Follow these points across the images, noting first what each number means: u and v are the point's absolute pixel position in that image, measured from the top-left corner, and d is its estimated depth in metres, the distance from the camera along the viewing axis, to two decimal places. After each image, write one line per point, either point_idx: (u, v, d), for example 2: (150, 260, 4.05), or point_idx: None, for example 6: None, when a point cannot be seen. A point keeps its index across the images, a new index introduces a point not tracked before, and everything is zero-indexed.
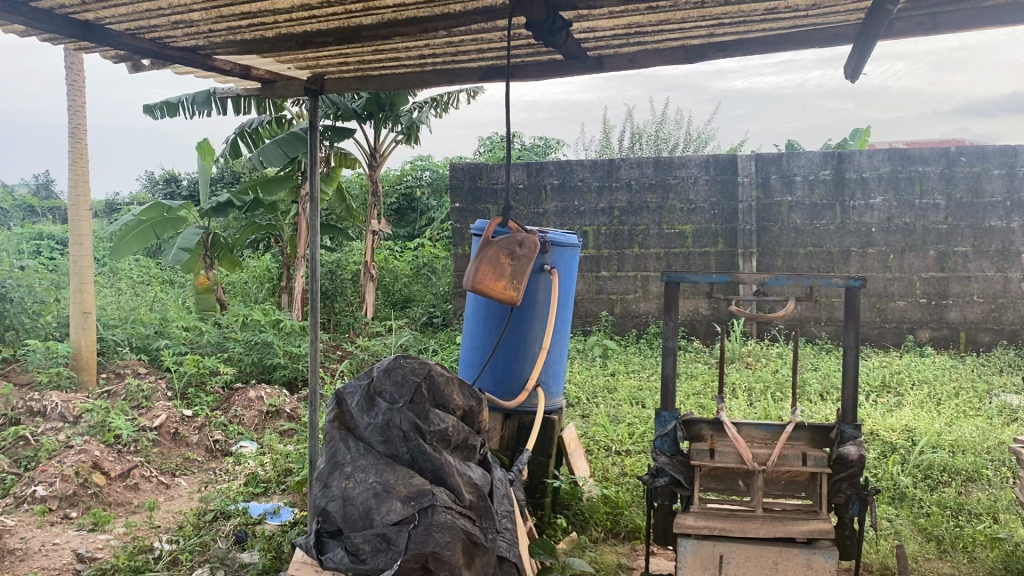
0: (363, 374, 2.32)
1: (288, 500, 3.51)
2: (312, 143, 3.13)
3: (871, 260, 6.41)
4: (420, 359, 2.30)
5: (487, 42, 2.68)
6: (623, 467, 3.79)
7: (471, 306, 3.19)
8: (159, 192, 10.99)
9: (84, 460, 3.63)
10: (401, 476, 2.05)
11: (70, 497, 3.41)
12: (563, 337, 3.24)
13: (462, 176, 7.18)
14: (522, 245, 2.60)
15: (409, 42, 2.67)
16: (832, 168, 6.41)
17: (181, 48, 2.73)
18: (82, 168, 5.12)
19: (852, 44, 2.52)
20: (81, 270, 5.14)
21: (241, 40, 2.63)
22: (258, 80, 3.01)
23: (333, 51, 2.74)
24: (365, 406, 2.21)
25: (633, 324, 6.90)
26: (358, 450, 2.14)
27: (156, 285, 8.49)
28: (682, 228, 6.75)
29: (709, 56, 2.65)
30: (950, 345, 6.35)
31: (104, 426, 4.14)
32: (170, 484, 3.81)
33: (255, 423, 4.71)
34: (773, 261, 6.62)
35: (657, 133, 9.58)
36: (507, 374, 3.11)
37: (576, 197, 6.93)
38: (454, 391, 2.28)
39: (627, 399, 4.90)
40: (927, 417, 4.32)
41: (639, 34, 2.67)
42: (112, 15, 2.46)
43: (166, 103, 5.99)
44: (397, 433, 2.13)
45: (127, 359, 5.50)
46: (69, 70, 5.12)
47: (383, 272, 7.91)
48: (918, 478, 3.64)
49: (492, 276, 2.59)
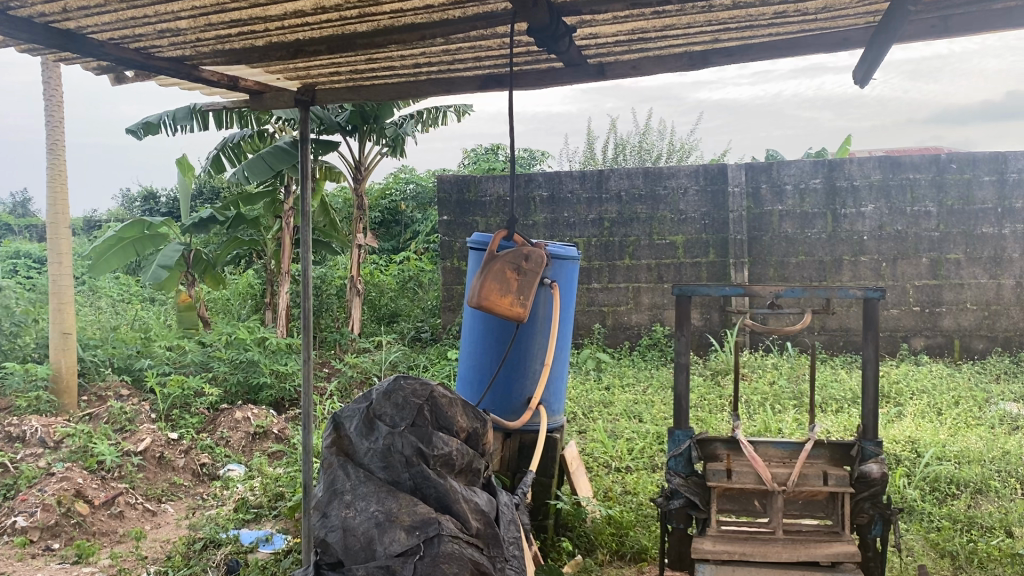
0: (362, 397, 2.22)
1: (280, 526, 3.38)
2: (304, 156, 3.02)
3: (865, 268, 6.36)
4: (421, 380, 2.20)
5: (487, 49, 2.58)
6: (626, 485, 3.68)
7: (470, 324, 3.08)
8: (138, 209, 10.85)
9: (67, 487, 3.47)
10: (404, 504, 1.95)
11: (51, 528, 3.26)
12: (565, 353, 3.14)
13: (449, 190, 7.08)
14: (529, 259, 2.50)
15: (405, 50, 2.58)
16: (823, 177, 6.36)
17: (168, 59, 2.59)
18: (61, 184, 5.00)
19: (864, 49, 2.47)
20: (61, 290, 5.01)
21: (228, 50, 2.52)
22: (246, 91, 2.89)
23: (326, 60, 2.65)
24: (364, 431, 2.10)
25: (625, 336, 6.82)
26: (358, 477, 2.03)
27: (137, 303, 8.35)
28: (673, 239, 6.68)
29: (715, 61, 2.56)
30: (945, 353, 6.30)
31: (86, 451, 4.02)
32: (156, 511, 3.66)
33: (242, 446, 4.56)
34: (765, 270, 6.56)
35: (641, 144, 9.54)
36: (509, 392, 3.01)
37: (566, 208, 6.86)
38: (457, 413, 2.18)
39: (624, 414, 4.81)
40: (930, 427, 4.26)
41: (643, 40, 2.59)
42: (95, 24, 2.33)
43: (147, 122, 5.86)
44: (399, 459, 2.03)
45: (108, 381, 5.36)
46: (46, 85, 5.00)
47: (369, 287, 7.78)
48: (926, 490, 3.56)
49: (497, 293, 2.48)
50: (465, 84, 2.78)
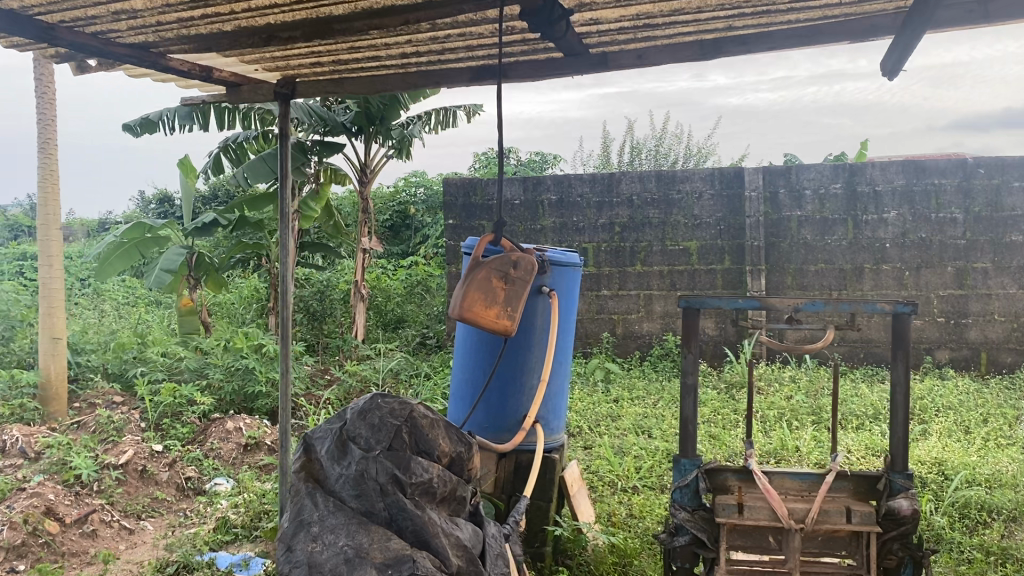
0: (336, 416, 1.98)
1: (260, 549, 3.17)
2: (284, 155, 2.85)
3: (886, 278, 6.10)
4: (401, 399, 1.95)
5: (478, 36, 2.38)
6: (631, 507, 3.45)
7: (462, 335, 2.87)
8: (151, 212, 10.73)
9: (37, 504, 3.27)
10: (376, 540, 1.73)
11: (17, 548, 3.04)
12: (564, 367, 2.91)
13: (455, 193, 6.88)
14: (518, 266, 2.29)
15: (388, 37, 2.38)
16: (843, 182, 6.11)
17: (129, 45, 2.39)
18: (52, 185, 4.83)
19: (893, 36, 2.24)
20: (51, 294, 4.83)
21: (195, 35, 2.33)
22: (222, 82, 2.70)
23: (303, 49, 2.46)
24: (336, 455, 1.86)
25: (636, 345, 6.58)
26: (328, 506, 1.80)
27: (141, 306, 8.19)
28: (687, 245, 6.45)
29: (728, 50, 2.34)
30: (971, 366, 6.02)
31: (65, 464, 3.83)
32: (133, 529, 3.47)
33: (233, 458, 4.36)
34: (782, 279, 6.32)
35: (657, 148, 9.31)
36: (503, 410, 2.79)
37: (575, 212, 6.64)
38: (439, 435, 1.93)
39: (633, 429, 4.58)
40: (959, 447, 4.00)
41: (649, 26, 2.37)
42: (45, 5, 2.13)
43: (145, 119, 5.69)
44: (372, 487, 1.79)
45: (100, 389, 5.19)
46: (38, 82, 4.84)
47: (375, 291, 7.53)
48: (955, 518, 3.31)
49: (482, 303, 2.27)
50: (457, 76, 2.57)
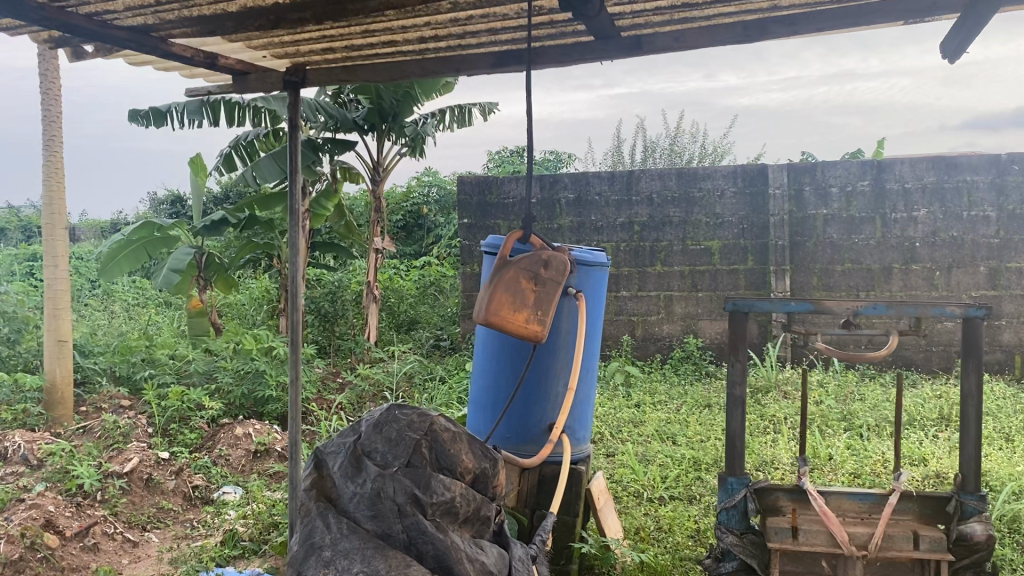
0: (349, 430, 1.79)
1: (269, 564, 3.02)
2: (294, 147, 2.69)
3: (916, 278, 5.89)
4: (420, 412, 1.78)
5: (502, 17, 2.22)
6: (660, 520, 3.28)
7: (483, 340, 2.70)
8: (163, 212, 10.62)
9: (36, 517, 3.13)
10: (394, 565, 1.51)
11: (14, 562, 2.89)
12: (591, 374, 2.74)
13: (470, 192, 6.71)
14: (548, 265, 2.13)
15: (405, 19, 2.22)
16: (870, 178, 5.92)
17: (127, 27, 2.24)
18: (58, 183, 4.68)
19: (957, 16, 2.07)
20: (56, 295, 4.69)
21: (198, 17, 2.19)
22: (228, 71, 2.55)
23: (314, 32, 2.31)
24: (350, 471, 1.67)
25: (656, 348, 6.41)
26: (341, 529, 1.58)
27: (150, 308, 8.04)
28: (708, 244, 6.26)
29: (773, 31, 2.17)
30: (1005, 369, 5.82)
31: (67, 472, 3.68)
32: (138, 542, 3.33)
33: (242, 465, 4.20)
34: (808, 279, 6.12)
35: (672, 147, 9.12)
36: (527, 419, 2.62)
37: (593, 211, 6.47)
38: (462, 451, 1.75)
39: (656, 435, 4.40)
40: (1002, 457, 3.80)
41: (687, 5, 2.20)
42: None
43: (155, 111, 5.55)
44: (390, 506, 1.59)
45: (106, 392, 5.04)
46: (43, 77, 4.69)
47: (387, 292, 7.35)
48: (1003, 533, 3.12)
49: (511, 308, 2.10)
50: (479, 62, 2.42)
